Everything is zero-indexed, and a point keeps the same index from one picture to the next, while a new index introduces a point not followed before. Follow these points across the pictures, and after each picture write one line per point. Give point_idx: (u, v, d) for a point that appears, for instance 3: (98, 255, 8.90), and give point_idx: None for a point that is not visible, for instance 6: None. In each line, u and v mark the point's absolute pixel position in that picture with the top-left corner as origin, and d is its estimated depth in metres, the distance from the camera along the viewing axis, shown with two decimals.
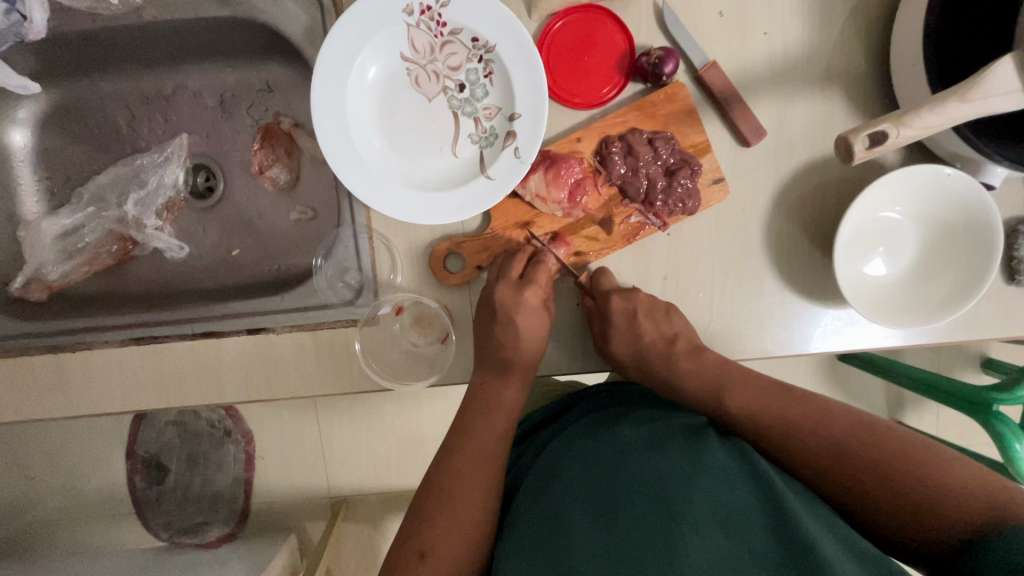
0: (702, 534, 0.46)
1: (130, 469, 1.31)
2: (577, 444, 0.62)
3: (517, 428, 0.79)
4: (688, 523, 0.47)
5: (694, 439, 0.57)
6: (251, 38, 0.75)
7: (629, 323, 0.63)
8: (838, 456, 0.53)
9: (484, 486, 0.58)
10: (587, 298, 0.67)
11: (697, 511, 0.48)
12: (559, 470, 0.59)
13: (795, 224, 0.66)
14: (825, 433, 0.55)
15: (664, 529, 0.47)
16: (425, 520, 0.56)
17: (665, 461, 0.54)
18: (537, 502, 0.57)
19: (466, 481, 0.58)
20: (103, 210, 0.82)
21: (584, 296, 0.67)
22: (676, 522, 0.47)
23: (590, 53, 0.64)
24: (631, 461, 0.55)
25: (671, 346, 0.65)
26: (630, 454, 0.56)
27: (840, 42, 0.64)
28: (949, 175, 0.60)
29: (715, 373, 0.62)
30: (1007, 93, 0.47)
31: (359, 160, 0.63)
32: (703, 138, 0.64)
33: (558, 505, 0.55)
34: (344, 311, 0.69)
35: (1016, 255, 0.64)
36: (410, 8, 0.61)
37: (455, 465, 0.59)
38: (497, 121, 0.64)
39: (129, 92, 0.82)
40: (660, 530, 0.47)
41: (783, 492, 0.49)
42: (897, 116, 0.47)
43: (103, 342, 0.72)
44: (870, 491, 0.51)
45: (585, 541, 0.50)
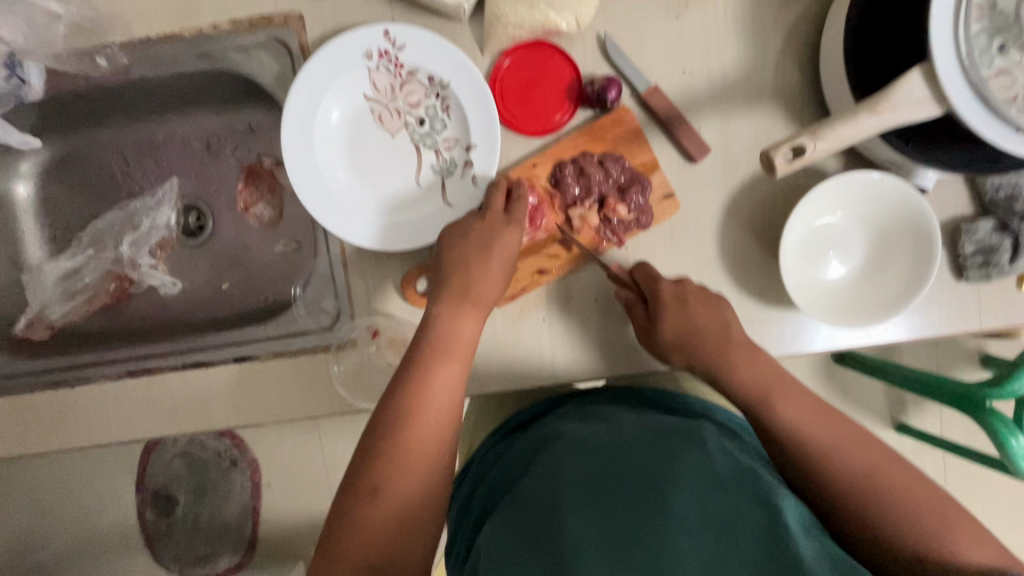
0: (692, 534, 0.47)
1: (139, 501, 1.34)
2: (566, 438, 0.63)
3: (507, 422, 0.79)
4: (678, 521, 0.48)
5: (686, 436, 0.58)
6: (231, 86, 0.80)
7: (677, 307, 0.63)
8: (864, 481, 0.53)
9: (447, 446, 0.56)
10: (628, 289, 0.67)
11: (688, 514, 0.49)
12: (549, 461, 0.59)
13: (746, 233, 0.69)
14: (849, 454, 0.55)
15: (654, 530, 0.48)
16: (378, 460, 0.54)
17: (659, 458, 0.55)
18: (526, 490, 0.58)
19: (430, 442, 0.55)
20: (101, 253, 0.87)
21: (625, 287, 0.67)
22: (672, 522, 0.48)
23: (540, 84, 0.68)
24: (627, 459, 0.56)
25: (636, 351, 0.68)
26: (624, 450, 0.57)
27: (775, 61, 0.68)
28: (880, 180, 0.63)
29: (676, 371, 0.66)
30: (916, 103, 0.51)
31: (328, 194, 0.68)
32: (651, 156, 0.68)
33: (546, 494, 0.55)
34: (320, 337, 0.73)
35: (961, 252, 0.67)
36: (369, 53, 0.67)
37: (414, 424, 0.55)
38: (456, 151, 0.69)
39: (123, 142, 0.88)
40: (650, 531, 0.48)
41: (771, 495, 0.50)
42: (814, 130, 0.51)
43: (99, 376, 0.76)
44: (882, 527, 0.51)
45: (572, 532, 0.50)
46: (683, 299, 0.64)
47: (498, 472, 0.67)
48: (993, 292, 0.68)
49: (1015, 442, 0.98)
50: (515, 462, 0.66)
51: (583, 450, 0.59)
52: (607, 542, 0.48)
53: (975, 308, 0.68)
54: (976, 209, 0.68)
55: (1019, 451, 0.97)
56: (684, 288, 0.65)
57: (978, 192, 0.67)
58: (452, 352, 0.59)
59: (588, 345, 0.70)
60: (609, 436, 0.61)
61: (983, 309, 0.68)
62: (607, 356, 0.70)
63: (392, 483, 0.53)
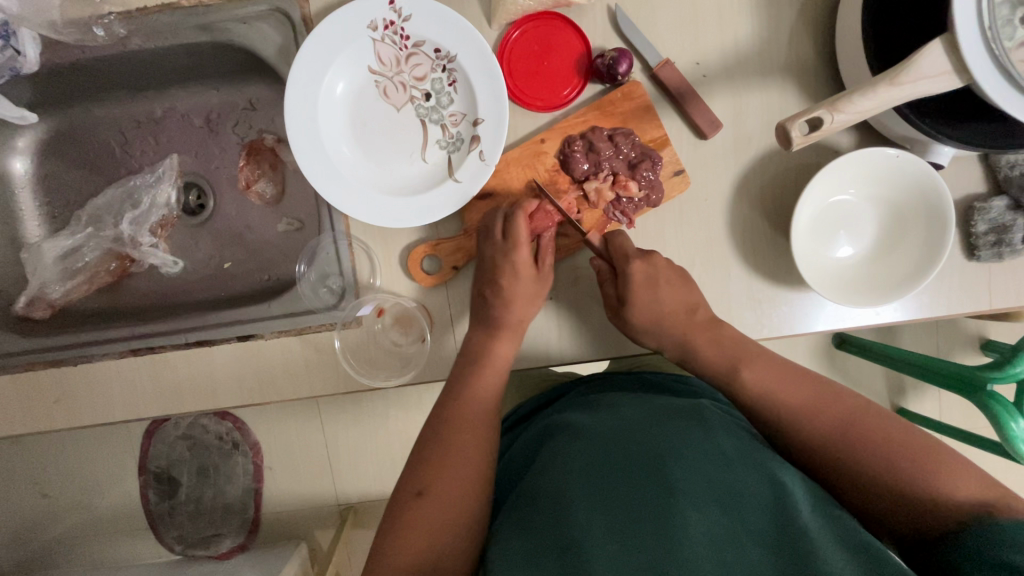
0: (703, 512, 0.47)
1: (143, 484, 1.35)
2: (571, 423, 0.62)
3: (508, 417, 0.79)
4: (692, 504, 0.48)
5: (692, 419, 0.58)
6: (231, 60, 0.78)
7: (648, 289, 0.64)
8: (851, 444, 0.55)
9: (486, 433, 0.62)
10: (600, 259, 0.67)
11: (698, 492, 0.49)
12: (556, 446, 0.59)
13: (756, 211, 0.68)
14: (846, 426, 0.56)
15: (665, 508, 0.48)
16: (425, 461, 0.59)
17: (669, 439, 0.54)
18: (535, 478, 0.57)
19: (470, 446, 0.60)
20: (101, 231, 0.85)
21: (597, 257, 0.68)
22: (682, 500, 0.48)
23: (549, 58, 0.67)
24: (633, 439, 0.55)
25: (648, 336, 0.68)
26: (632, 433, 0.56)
27: (789, 35, 0.67)
28: (896, 156, 0.62)
29: (704, 346, 0.65)
30: (935, 76, 0.49)
31: (332, 170, 0.67)
32: (662, 132, 0.67)
33: (554, 480, 0.54)
34: (326, 316, 0.72)
35: (973, 231, 0.66)
36: (374, 24, 0.65)
37: (456, 421, 0.62)
38: (462, 127, 0.68)
39: (121, 118, 0.86)
40: (661, 509, 0.48)
41: (781, 481, 0.51)
42: (832, 103, 0.50)
43: (103, 355, 0.76)
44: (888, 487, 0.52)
45: (584, 518, 0.49)
46: (654, 281, 0.64)
47: (504, 464, 0.66)
48: (1004, 272, 0.67)
49: (1015, 424, 0.98)
50: (521, 452, 0.65)
51: (590, 433, 0.58)
52: (618, 524, 0.48)
53: (985, 288, 0.68)
54: (989, 188, 0.67)
55: (1019, 433, 0.98)
56: (653, 266, 0.65)
57: (992, 170, 0.66)
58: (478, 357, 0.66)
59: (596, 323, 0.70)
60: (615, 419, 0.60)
61: (993, 290, 0.68)
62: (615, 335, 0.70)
63: (437, 479, 0.57)
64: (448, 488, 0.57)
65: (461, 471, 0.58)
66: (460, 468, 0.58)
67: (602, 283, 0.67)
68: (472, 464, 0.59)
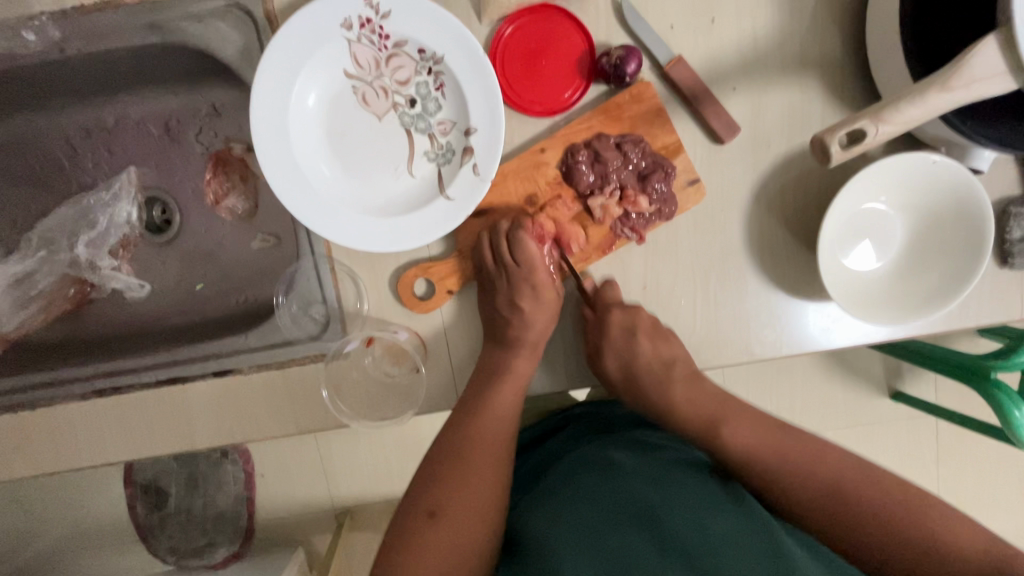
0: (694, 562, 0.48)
1: (130, 496, 1.28)
2: (568, 467, 0.64)
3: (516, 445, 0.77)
4: (683, 556, 0.49)
5: (685, 467, 0.59)
6: (188, 61, 0.70)
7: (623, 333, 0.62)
8: (841, 503, 0.52)
9: (500, 449, 0.60)
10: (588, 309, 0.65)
11: (690, 542, 0.50)
12: (552, 494, 0.61)
13: (776, 221, 0.63)
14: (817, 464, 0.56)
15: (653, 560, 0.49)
16: (437, 479, 0.58)
17: (656, 495, 0.55)
18: (531, 526, 0.58)
19: (489, 470, 0.59)
20: (54, 254, 0.77)
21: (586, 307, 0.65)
22: (671, 553, 0.50)
23: (547, 56, 0.60)
24: (623, 488, 0.57)
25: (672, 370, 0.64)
26: (622, 480, 0.58)
27: (813, 26, 0.60)
28: (935, 162, 0.56)
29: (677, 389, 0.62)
30: (990, 77, 0.43)
31: (309, 190, 0.59)
32: (674, 137, 0.61)
33: (548, 532, 0.56)
34: (309, 347, 0.65)
35: (1008, 238, 0.61)
36: (348, 22, 0.57)
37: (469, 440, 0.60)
38: (453, 136, 0.61)
39: (66, 127, 0.77)
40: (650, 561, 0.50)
41: (775, 534, 0.50)
42: (876, 112, 0.44)
43: (64, 397, 0.68)
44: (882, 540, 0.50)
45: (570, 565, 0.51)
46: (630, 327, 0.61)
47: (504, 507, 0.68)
48: None
49: None
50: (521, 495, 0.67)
51: (585, 473, 0.61)
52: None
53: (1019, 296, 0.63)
54: None
55: None
56: (630, 311, 0.62)
57: None
58: (481, 383, 0.62)
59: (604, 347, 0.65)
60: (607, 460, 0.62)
61: None
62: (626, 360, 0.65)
63: (450, 501, 0.56)
64: (467, 511, 0.56)
65: (476, 493, 0.57)
66: (473, 488, 0.57)
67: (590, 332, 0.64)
68: (485, 484, 0.58)
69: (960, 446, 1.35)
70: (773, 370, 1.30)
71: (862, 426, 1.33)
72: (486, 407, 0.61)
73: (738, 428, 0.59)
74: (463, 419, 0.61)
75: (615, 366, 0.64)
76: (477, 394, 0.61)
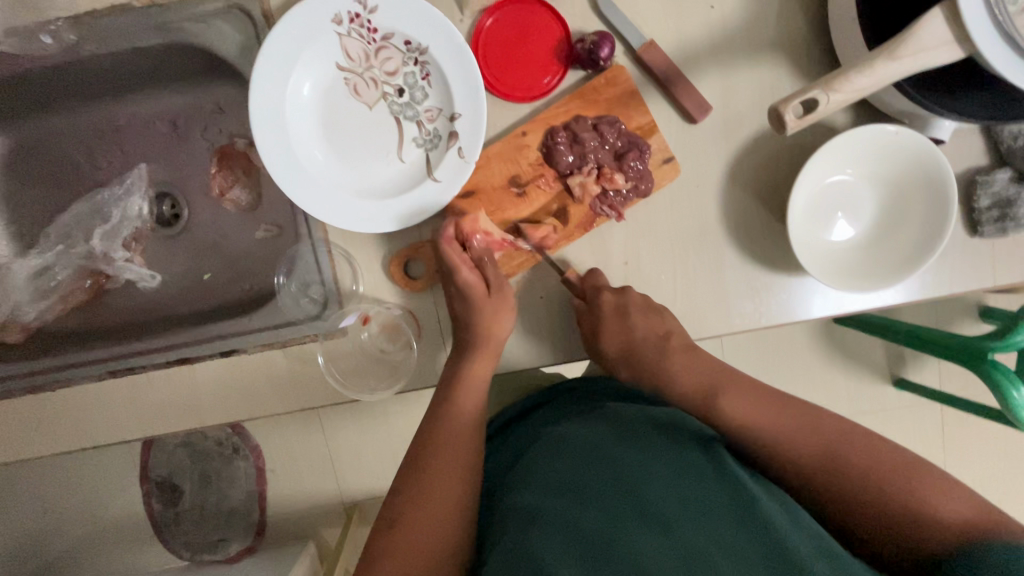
0: (672, 531, 0.48)
1: (145, 492, 1.32)
2: (548, 439, 0.63)
3: (494, 423, 0.79)
4: (661, 523, 0.49)
5: (665, 435, 0.59)
6: (194, 61, 0.74)
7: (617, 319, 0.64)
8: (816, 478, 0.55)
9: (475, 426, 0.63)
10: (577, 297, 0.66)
11: (669, 511, 0.50)
12: (532, 465, 0.60)
13: (750, 197, 0.66)
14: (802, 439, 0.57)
15: (633, 527, 0.49)
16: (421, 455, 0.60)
17: (634, 458, 0.55)
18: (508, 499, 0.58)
19: (460, 466, 0.59)
20: (72, 247, 0.81)
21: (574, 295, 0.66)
22: (650, 521, 0.49)
23: (526, 44, 0.63)
24: (604, 457, 0.56)
25: None
26: (601, 449, 0.58)
27: (778, 9, 0.63)
28: (895, 132, 0.59)
29: None
30: (936, 46, 0.46)
31: (305, 176, 0.63)
32: (649, 118, 0.64)
33: (527, 498, 0.55)
34: (309, 326, 0.70)
35: (976, 207, 0.63)
36: (339, 18, 0.61)
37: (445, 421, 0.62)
38: (439, 122, 0.64)
39: (82, 127, 0.82)
40: (630, 527, 0.49)
41: (756, 495, 0.51)
42: (829, 81, 0.46)
43: (83, 378, 0.73)
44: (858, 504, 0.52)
45: (540, 530, 0.51)
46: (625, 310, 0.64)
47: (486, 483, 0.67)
48: (1008, 246, 0.65)
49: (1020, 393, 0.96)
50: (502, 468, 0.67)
51: (566, 444, 0.60)
52: (587, 538, 0.49)
53: (991, 264, 0.65)
54: (991, 160, 0.64)
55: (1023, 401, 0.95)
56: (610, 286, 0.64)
57: (994, 142, 0.63)
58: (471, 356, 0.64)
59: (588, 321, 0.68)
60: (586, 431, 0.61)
61: (999, 265, 0.65)
62: None
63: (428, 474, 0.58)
64: (435, 487, 0.57)
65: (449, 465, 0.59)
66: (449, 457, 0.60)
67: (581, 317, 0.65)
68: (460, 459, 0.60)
69: (965, 431, 1.35)
70: (772, 360, 1.31)
71: (863, 414, 1.34)
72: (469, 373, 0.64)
73: (723, 406, 0.60)
74: (441, 409, 0.63)
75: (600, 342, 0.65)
76: (467, 366, 0.63)
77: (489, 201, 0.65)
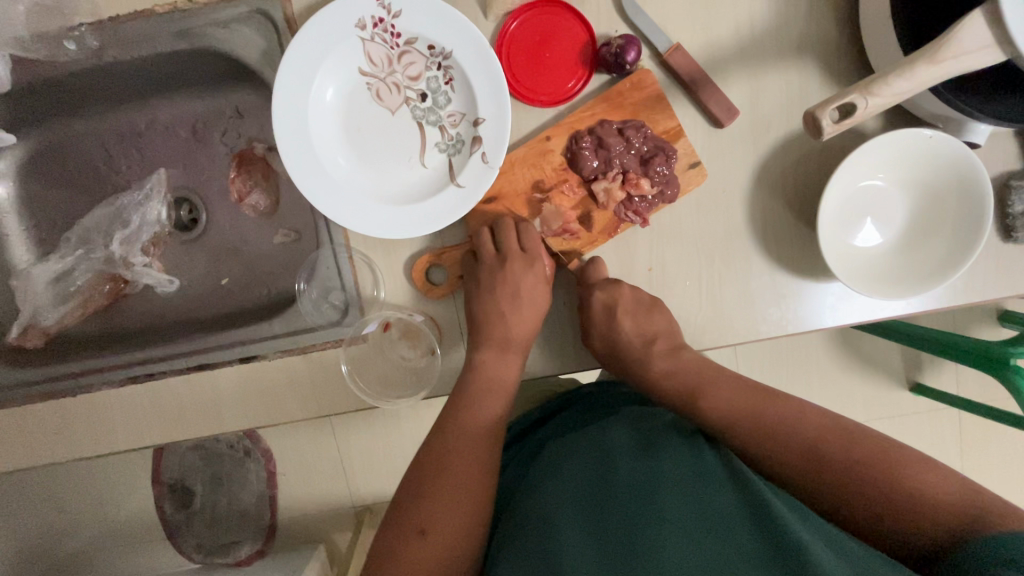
0: (689, 538, 0.46)
1: (157, 496, 1.33)
2: (560, 445, 0.62)
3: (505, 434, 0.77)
4: (678, 530, 0.47)
5: (677, 442, 0.57)
6: (215, 66, 0.74)
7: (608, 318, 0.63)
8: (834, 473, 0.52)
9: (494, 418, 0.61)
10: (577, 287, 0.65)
11: (685, 519, 0.48)
12: (544, 472, 0.59)
13: (778, 202, 0.65)
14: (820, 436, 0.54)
15: (649, 534, 0.47)
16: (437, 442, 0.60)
17: (650, 466, 0.54)
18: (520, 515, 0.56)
19: (463, 473, 0.57)
20: (92, 252, 0.82)
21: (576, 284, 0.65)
22: (666, 527, 0.47)
23: (551, 49, 0.63)
24: (616, 463, 0.55)
25: (680, 354, 0.64)
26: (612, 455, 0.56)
27: (807, 11, 0.62)
28: (930, 137, 0.58)
29: (690, 377, 0.62)
30: (978, 50, 0.44)
31: (327, 181, 0.63)
32: (675, 122, 0.63)
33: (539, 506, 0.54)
34: (330, 332, 0.69)
35: (1009, 212, 0.62)
36: (362, 23, 0.61)
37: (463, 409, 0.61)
38: (462, 127, 0.64)
39: (104, 132, 0.83)
40: (646, 534, 0.47)
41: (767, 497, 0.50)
42: (865, 86, 0.45)
43: (101, 384, 0.72)
44: (877, 499, 0.49)
45: (555, 540, 0.49)
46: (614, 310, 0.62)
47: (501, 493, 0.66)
48: None
49: None
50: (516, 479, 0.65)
51: (576, 450, 0.59)
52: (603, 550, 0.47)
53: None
54: None
55: None
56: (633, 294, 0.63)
57: None
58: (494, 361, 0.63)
59: None
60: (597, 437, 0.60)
61: None
62: None
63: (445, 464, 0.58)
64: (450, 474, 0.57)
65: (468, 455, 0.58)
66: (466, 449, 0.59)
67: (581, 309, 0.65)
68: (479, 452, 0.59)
69: (984, 438, 1.33)
70: (788, 364, 1.29)
71: (881, 420, 1.31)
72: (482, 382, 0.62)
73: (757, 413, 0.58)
74: (464, 419, 0.62)
75: (619, 349, 0.65)
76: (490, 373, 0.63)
77: (511, 208, 0.65)
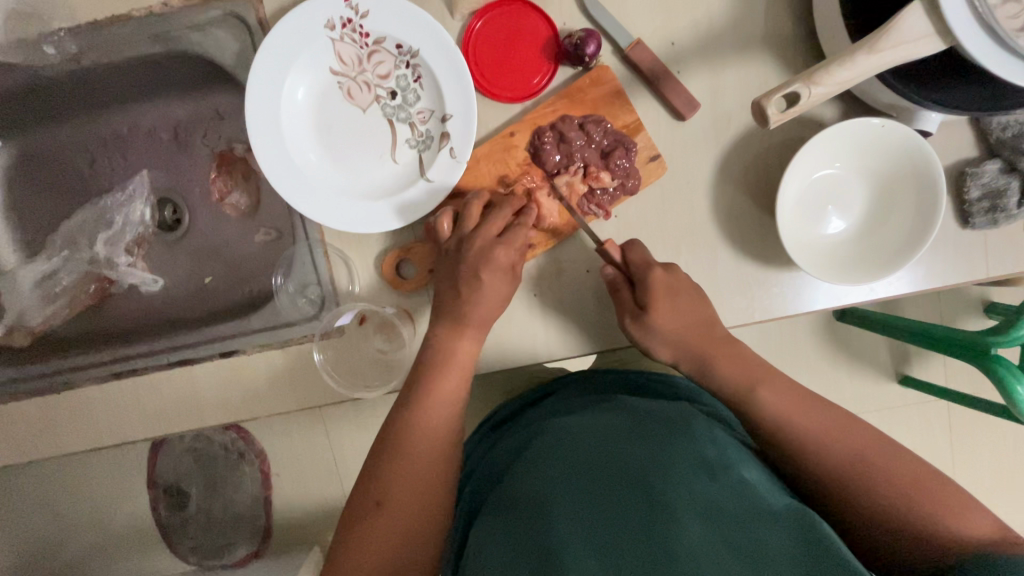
0: (688, 522, 0.44)
1: (152, 499, 1.33)
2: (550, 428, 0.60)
3: (486, 420, 0.76)
4: (676, 513, 0.45)
5: (674, 428, 0.55)
6: (193, 69, 0.76)
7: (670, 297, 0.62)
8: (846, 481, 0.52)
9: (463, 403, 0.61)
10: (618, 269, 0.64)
11: (682, 502, 0.46)
12: (532, 454, 0.56)
13: (741, 192, 0.66)
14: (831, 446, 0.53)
15: (647, 519, 0.45)
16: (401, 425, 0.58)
17: (646, 450, 0.51)
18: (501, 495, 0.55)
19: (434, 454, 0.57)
20: (76, 253, 0.83)
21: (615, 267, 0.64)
22: (664, 512, 0.45)
23: (515, 46, 0.64)
24: (612, 446, 0.53)
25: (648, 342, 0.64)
26: (607, 438, 0.54)
27: (763, 7, 0.64)
28: (881, 126, 0.60)
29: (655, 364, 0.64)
30: (916, 39, 0.46)
31: (299, 178, 0.64)
32: (634, 117, 0.65)
33: (530, 485, 0.51)
34: (305, 327, 0.71)
35: (966, 198, 0.63)
36: (331, 23, 0.63)
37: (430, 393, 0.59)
38: (431, 124, 0.65)
39: (86, 137, 0.84)
40: (643, 520, 0.45)
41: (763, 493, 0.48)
42: (809, 75, 0.47)
43: (85, 380, 0.74)
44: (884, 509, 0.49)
45: (550, 523, 0.47)
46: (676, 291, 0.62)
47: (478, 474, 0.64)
48: (1001, 237, 0.65)
49: None
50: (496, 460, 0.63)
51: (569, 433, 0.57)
52: (599, 533, 0.45)
53: (983, 255, 0.65)
54: (980, 152, 0.65)
55: None
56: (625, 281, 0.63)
57: (983, 133, 0.63)
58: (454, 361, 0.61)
59: (582, 319, 0.67)
60: (590, 422, 0.58)
61: (991, 256, 0.65)
62: (603, 330, 0.67)
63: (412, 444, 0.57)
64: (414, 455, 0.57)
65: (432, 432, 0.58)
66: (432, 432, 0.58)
67: (618, 291, 0.63)
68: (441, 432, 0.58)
69: (974, 429, 1.34)
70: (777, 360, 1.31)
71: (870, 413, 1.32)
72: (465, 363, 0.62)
73: None
74: None
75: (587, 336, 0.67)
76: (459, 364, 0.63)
77: None
